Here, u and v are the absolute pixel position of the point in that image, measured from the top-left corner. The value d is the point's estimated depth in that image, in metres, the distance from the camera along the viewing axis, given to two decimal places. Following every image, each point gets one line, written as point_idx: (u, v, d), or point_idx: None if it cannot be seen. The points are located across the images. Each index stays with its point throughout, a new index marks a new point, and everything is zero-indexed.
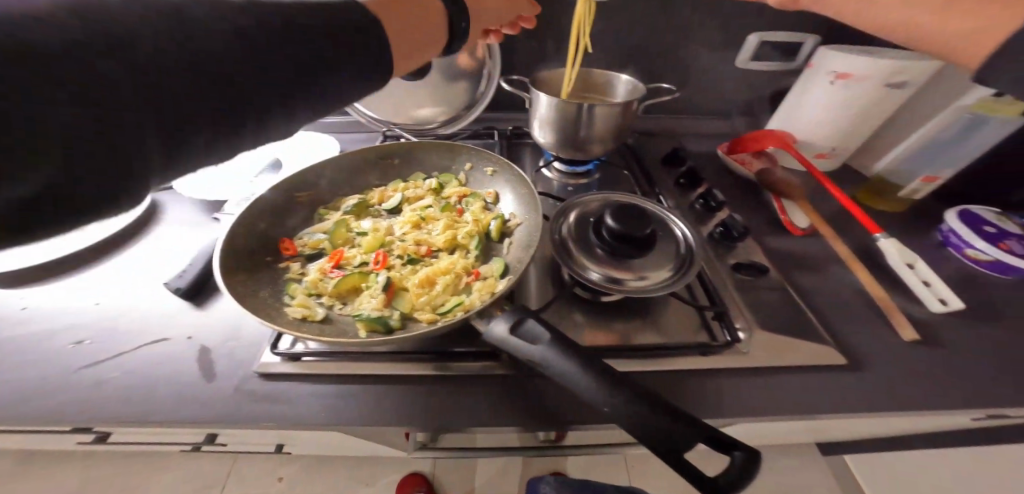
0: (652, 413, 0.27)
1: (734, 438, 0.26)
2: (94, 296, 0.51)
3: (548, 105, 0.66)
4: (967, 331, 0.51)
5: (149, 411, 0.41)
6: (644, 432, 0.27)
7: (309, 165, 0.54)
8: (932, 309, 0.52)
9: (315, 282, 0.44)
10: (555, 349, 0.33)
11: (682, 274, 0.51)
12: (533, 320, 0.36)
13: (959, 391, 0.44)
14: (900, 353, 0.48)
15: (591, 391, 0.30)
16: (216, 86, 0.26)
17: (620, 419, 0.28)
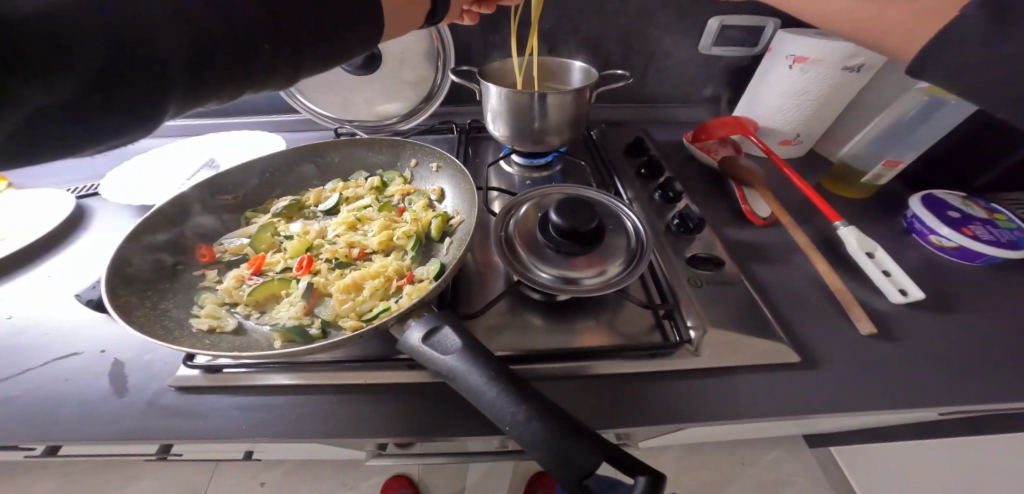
0: (554, 435, 0.25)
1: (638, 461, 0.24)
2: (7, 309, 0.48)
3: (498, 96, 0.62)
4: (927, 322, 0.49)
5: (47, 431, 0.37)
6: (546, 455, 0.25)
7: (233, 167, 0.52)
8: (892, 300, 0.50)
9: (230, 291, 0.42)
10: (465, 360, 0.30)
11: (632, 270, 0.49)
12: (448, 328, 0.33)
13: (916, 387, 0.42)
14: (857, 347, 0.46)
15: (497, 406, 0.28)
16: (128, 71, 0.25)
17: (523, 436, 0.26)
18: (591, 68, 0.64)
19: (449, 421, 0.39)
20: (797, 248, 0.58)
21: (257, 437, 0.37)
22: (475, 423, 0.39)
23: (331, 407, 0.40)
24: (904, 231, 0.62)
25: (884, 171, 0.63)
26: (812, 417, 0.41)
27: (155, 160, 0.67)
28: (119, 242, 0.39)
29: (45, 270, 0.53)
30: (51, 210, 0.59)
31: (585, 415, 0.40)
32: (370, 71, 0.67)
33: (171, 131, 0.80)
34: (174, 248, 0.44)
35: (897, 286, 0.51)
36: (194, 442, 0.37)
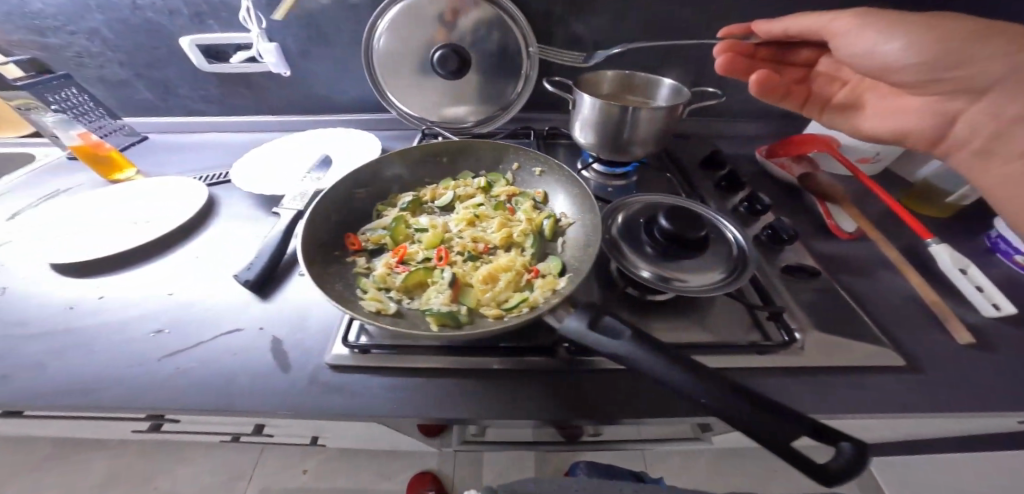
0: (754, 407, 0.28)
1: (840, 430, 0.27)
2: (168, 287, 0.55)
3: (592, 106, 0.65)
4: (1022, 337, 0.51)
5: (230, 399, 0.42)
6: (746, 425, 0.28)
7: (365, 163, 0.56)
8: (985, 314, 0.53)
9: (383, 278, 0.46)
10: (643, 345, 0.33)
11: (736, 276, 0.52)
12: (610, 317, 0.36)
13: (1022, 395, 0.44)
14: (957, 356, 0.48)
15: (685, 385, 0.30)
16: None
17: (718, 410, 0.29)
18: (682, 86, 0.64)
19: (581, 406, 0.43)
20: (883, 262, 0.61)
21: (406, 414, 0.42)
22: (601, 411, 0.43)
23: (474, 392, 0.45)
24: (987, 251, 0.64)
25: (968, 193, 0.65)
26: (922, 419, 0.44)
27: (269, 155, 0.72)
28: (299, 227, 0.45)
29: (191, 252, 0.60)
30: (186, 198, 0.66)
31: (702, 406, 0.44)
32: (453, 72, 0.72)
33: (269, 128, 0.86)
34: (329, 236, 0.49)
35: (990, 301, 0.53)
36: (360, 419, 0.42)
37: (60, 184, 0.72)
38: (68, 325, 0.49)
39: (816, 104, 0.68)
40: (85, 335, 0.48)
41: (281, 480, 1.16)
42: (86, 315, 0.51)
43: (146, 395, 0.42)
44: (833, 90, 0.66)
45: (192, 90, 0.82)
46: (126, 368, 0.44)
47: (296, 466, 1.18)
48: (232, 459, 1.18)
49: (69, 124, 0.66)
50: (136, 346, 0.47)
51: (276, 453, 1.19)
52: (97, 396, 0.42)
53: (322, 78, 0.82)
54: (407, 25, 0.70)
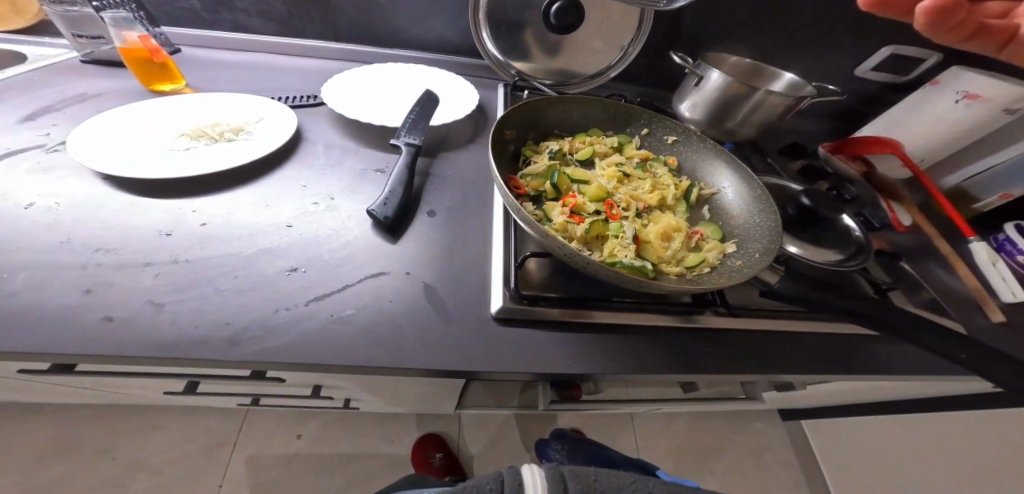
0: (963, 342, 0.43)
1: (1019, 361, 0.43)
2: (283, 218, 0.49)
3: (718, 84, 0.65)
4: None
5: (404, 353, 0.40)
6: None
7: (513, 106, 0.51)
8: (1005, 300, 0.65)
9: (564, 226, 0.44)
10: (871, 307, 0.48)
11: (859, 256, 0.55)
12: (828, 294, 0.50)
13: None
14: (995, 335, 0.60)
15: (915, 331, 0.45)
16: None
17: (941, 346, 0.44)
18: (805, 82, 0.66)
19: (739, 361, 0.48)
20: (931, 252, 0.71)
21: (583, 365, 0.44)
22: (758, 363, 0.48)
23: (637, 350, 0.47)
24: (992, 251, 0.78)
25: (993, 201, 0.77)
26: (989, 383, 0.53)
27: (362, 84, 0.65)
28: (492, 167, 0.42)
29: (294, 181, 0.53)
30: (270, 117, 0.58)
31: (832, 364, 0.49)
32: (559, 28, 0.67)
33: (332, 55, 0.76)
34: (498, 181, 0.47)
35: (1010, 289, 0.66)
36: (540, 373, 0.42)
37: (97, 90, 0.61)
38: (175, 257, 0.43)
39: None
40: (203, 272, 0.42)
41: (273, 447, 1.01)
42: (193, 247, 0.45)
43: (307, 343, 0.39)
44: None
45: (252, 3, 0.71)
46: (273, 310, 0.41)
47: (288, 431, 1.04)
48: (205, 424, 1.01)
49: (129, 23, 0.57)
50: (275, 285, 0.43)
51: (263, 417, 1.05)
52: (255, 343, 0.38)
53: (410, 12, 0.74)
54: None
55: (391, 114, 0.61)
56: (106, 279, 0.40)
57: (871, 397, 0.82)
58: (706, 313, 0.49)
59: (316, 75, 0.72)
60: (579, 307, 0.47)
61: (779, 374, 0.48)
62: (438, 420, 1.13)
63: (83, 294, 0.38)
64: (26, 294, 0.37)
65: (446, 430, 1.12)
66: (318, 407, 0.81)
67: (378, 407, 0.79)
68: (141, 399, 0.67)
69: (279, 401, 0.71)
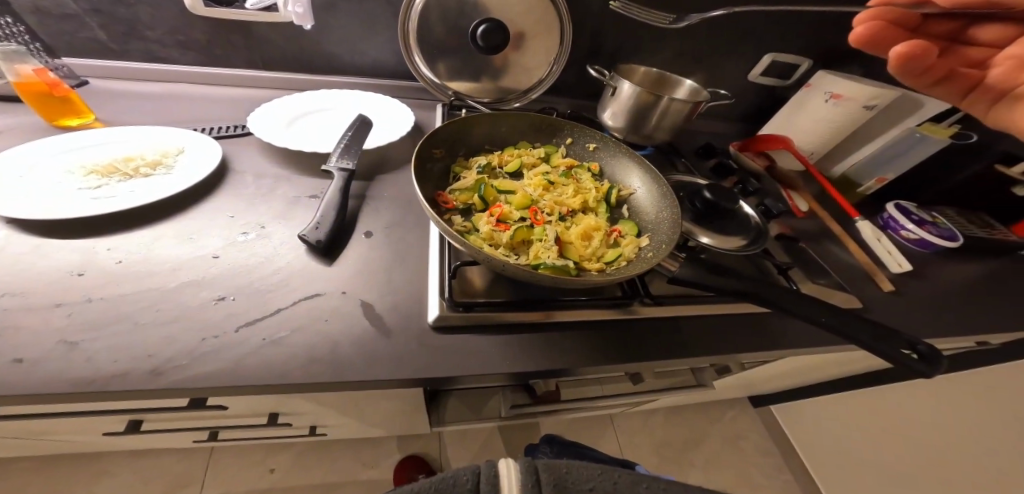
0: (857, 320, 0.44)
1: (918, 338, 0.43)
2: (209, 248, 0.48)
3: (631, 94, 0.72)
4: (911, 287, 0.75)
5: (341, 370, 0.41)
6: (856, 332, 0.44)
7: (439, 125, 0.54)
8: (891, 269, 0.76)
9: (491, 235, 0.47)
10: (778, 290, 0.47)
11: (759, 240, 0.63)
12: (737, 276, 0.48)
13: (917, 323, 0.67)
14: (880, 301, 0.70)
15: (811, 313, 0.45)
16: None
17: (839, 326, 0.44)
18: (702, 87, 0.75)
19: (664, 345, 0.53)
20: (827, 234, 0.82)
21: (524, 364, 0.46)
22: (682, 347, 0.53)
23: (573, 345, 0.50)
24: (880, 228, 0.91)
25: (873, 185, 0.91)
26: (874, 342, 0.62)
27: (293, 110, 0.66)
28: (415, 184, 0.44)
29: (219, 212, 0.53)
30: (191, 149, 0.57)
31: (747, 340, 0.56)
32: (485, 48, 0.72)
33: (263, 83, 0.76)
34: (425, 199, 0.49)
35: (896, 261, 0.77)
36: (480, 374, 0.44)
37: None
38: (90, 295, 0.42)
39: (990, 97, 0.54)
40: (119, 309, 0.41)
41: (240, 484, 0.95)
42: (108, 285, 0.43)
43: (237, 369, 0.39)
44: (1018, 76, 0.51)
45: (168, 32, 0.70)
46: (199, 339, 0.40)
47: (258, 465, 0.99)
48: (160, 467, 0.93)
49: (23, 55, 0.54)
50: (200, 315, 0.42)
51: (228, 455, 0.99)
52: (180, 374, 0.37)
53: (339, 38, 0.76)
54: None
55: (324, 140, 0.62)
56: (9, 322, 0.38)
57: (803, 371, 0.91)
58: (631, 304, 0.54)
59: (244, 103, 0.72)
60: (518, 312, 0.50)
61: (703, 353, 0.53)
62: (418, 440, 1.12)
63: None
64: None
65: (427, 448, 1.11)
66: (286, 438, 0.78)
67: (351, 432, 0.77)
68: (81, 446, 0.62)
69: (238, 435, 0.68)
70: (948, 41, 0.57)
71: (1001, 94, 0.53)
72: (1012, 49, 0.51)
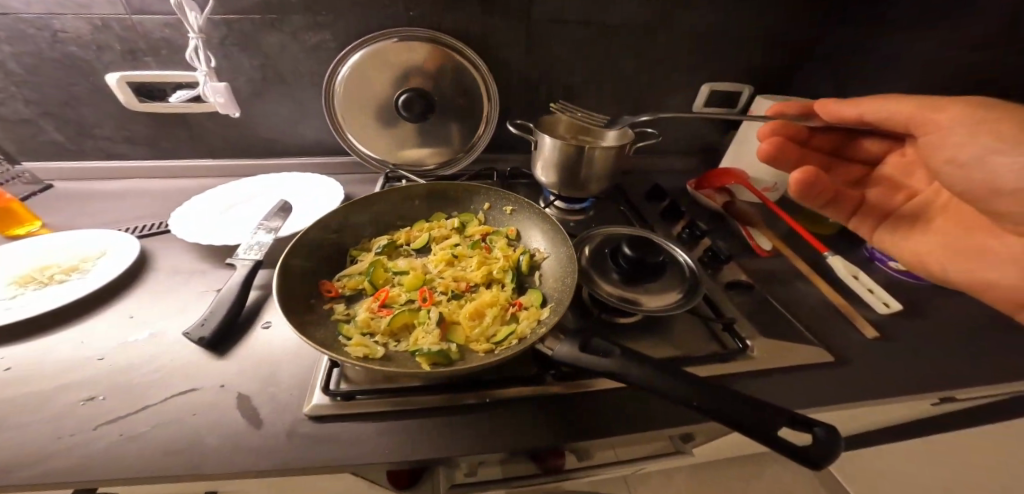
0: (730, 400, 0.34)
1: (811, 417, 0.34)
2: (99, 350, 0.48)
3: (553, 147, 0.72)
4: (906, 329, 0.64)
5: (194, 462, 0.38)
6: (730, 419, 0.33)
7: (340, 207, 0.56)
8: (879, 311, 0.66)
9: (367, 322, 0.45)
10: (634, 361, 0.37)
11: (693, 293, 0.57)
12: (597, 339, 0.40)
13: (915, 375, 0.56)
14: (867, 348, 0.59)
15: (669, 390, 0.35)
16: None
17: (709, 409, 0.33)
18: (627, 128, 0.74)
19: (587, 423, 0.45)
20: (797, 275, 0.73)
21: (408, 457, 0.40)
22: (607, 427, 0.44)
23: (474, 431, 0.43)
24: (868, 260, 0.82)
25: None
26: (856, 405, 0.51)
27: (223, 201, 0.69)
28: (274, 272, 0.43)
29: (121, 313, 0.53)
30: (112, 251, 0.59)
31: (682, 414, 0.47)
32: (412, 116, 0.76)
33: (209, 172, 0.81)
34: (306, 284, 0.48)
35: (881, 300, 0.67)
36: (346, 468, 0.39)
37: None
38: None
39: (872, 218, 0.65)
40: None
41: None
42: None
43: (84, 465, 0.36)
44: (892, 198, 0.64)
45: (115, 130, 0.76)
46: (52, 438, 0.38)
47: None
48: None
49: None
50: (60, 418, 0.40)
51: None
52: (11, 477, 0.35)
53: (277, 123, 0.80)
54: (373, 63, 0.73)
55: (242, 230, 0.64)
56: None
57: None
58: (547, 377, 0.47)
59: (182, 195, 0.76)
60: (406, 395, 0.45)
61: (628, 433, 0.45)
62: None
63: None
64: None
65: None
66: None
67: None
68: None
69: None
70: (833, 157, 0.70)
71: (875, 213, 0.65)
72: (883, 170, 0.66)
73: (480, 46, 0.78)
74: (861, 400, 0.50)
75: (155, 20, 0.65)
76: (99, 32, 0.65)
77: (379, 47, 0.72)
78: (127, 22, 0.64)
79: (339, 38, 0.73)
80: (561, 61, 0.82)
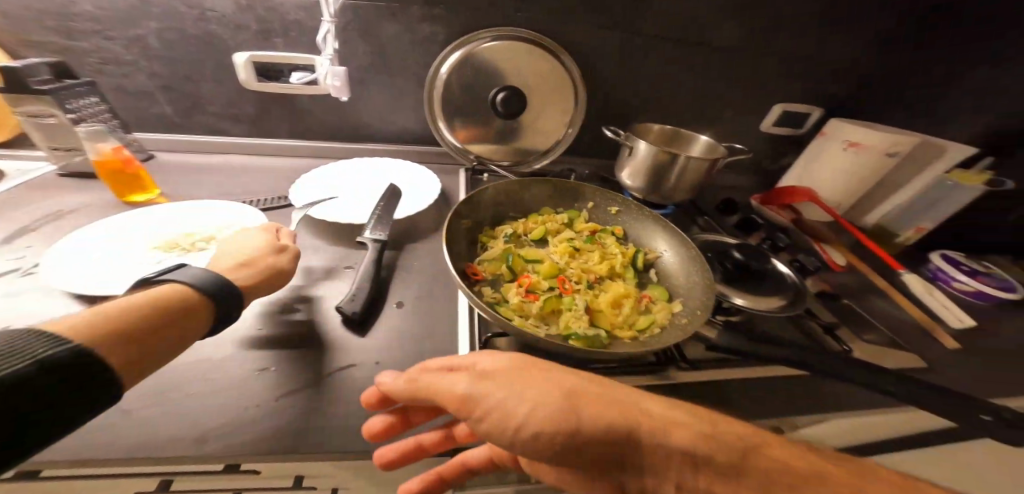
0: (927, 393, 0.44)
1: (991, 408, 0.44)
2: (254, 321, 0.50)
3: (647, 154, 0.75)
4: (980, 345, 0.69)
5: (373, 439, 0.40)
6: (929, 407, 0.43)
7: (479, 191, 0.60)
8: (954, 326, 0.70)
9: (522, 306, 0.48)
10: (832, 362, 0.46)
11: (795, 303, 0.59)
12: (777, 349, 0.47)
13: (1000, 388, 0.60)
14: (952, 361, 0.64)
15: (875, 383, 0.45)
16: None
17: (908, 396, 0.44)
18: (718, 143, 0.78)
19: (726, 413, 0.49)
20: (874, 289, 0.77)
21: None
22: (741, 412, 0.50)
23: None
24: (928, 280, 0.86)
25: (911, 235, 0.91)
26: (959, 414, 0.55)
27: (332, 182, 0.72)
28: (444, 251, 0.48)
29: None
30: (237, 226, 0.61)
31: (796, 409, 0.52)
32: (510, 113, 0.79)
33: (305, 153, 0.83)
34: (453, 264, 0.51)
35: (956, 316, 0.71)
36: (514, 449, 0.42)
37: (78, 203, 0.66)
38: None
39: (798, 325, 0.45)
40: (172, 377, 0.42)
41: None
42: None
43: (278, 437, 0.39)
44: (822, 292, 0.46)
45: (223, 107, 0.78)
46: (243, 408, 0.41)
47: None
48: None
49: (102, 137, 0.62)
50: (245, 386, 0.43)
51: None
52: (220, 448, 0.37)
53: (376, 110, 0.83)
54: (483, 54, 0.75)
55: (361, 208, 0.68)
56: None
57: None
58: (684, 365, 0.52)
59: (286, 174, 0.79)
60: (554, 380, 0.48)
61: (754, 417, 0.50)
62: None
63: None
64: None
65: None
66: None
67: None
68: None
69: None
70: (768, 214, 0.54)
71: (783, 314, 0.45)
72: None
73: (581, 51, 0.81)
74: None
75: (293, 1, 0.68)
76: (240, 12, 0.67)
77: (486, 44, 0.74)
78: (268, 3, 0.67)
79: (453, 34, 0.75)
80: (653, 71, 0.85)
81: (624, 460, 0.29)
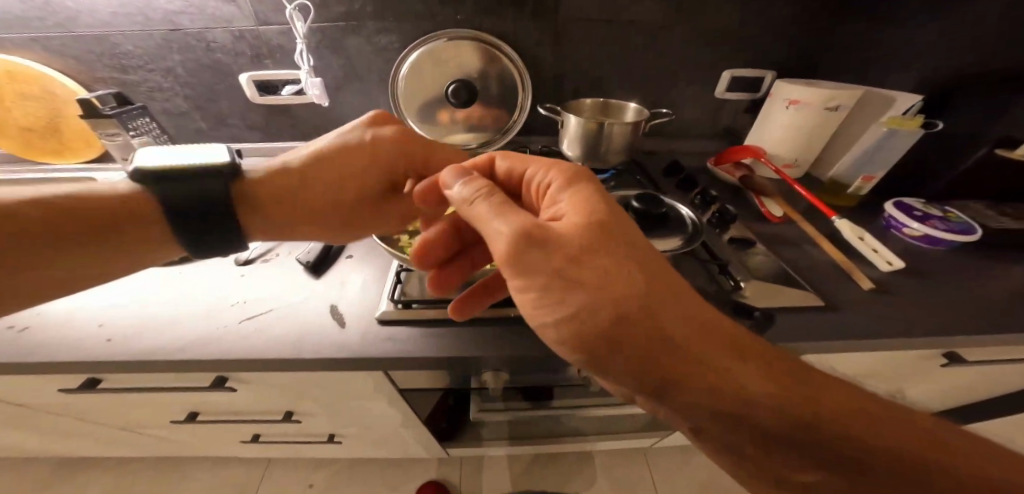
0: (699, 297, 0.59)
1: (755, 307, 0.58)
2: (240, 270, 0.68)
3: (576, 125, 0.84)
4: (909, 285, 0.69)
5: (298, 350, 0.54)
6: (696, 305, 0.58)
7: None
8: (883, 269, 0.71)
9: None
10: None
11: (691, 241, 0.66)
12: None
13: (908, 321, 0.61)
14: (864, 298, 0.65)
15: None
16: None
17: None
18: (643, 108, 0.86)
19: None
20: (808, 239, 0.80)
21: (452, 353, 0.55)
22: None
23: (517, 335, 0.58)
24: (884, 228, 0.86)
25: (861, 184, 0.90)
26: (846, 343, 0.58)
27: None
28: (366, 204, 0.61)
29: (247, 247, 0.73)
30: None
31: None
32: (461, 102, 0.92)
33: (306, 150, 1.04)
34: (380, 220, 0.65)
35: (885, 259, 0.72)
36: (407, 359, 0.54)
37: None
38: (156, 302, 0.61)
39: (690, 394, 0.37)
40: (168, 310, 0.59)
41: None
42: (171, 292, 0.63)
43: (230, 349, 0.54)
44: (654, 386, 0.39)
45: (240, 119, 1.00)
46: (214, 328, 0.57)
47: (301, 480, 1.23)
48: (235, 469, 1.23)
49: None
50: (222, 314, 0.59)
51: (280, 468, 1.26)
52: (193, 352, 0.54)
53: (353, 111, 1.00)
54: (429, 54, 0.89)
55: None
56: (112, 318, 0.58)
57: None
58: None
59: None
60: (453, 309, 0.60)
61: None
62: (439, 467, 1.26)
63: (97, 326, 0.57)
64: (50, 329, 0.56)
65: (449, 473, 1.25)
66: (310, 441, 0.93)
67: (366, 439, 0.91)
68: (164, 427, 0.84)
69: (278, 430, 0.87)
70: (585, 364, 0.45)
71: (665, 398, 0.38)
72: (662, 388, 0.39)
73: (518, 41, 0.91)
74: (845, 337, 0.58)
75: (273, 29, 0.86)
76: (236, 41, 0.87)
77: (434, 45, 0.88)
78: (256, 32, 0.86)
79: (403, 39, 0.90)
80: (589, 52, 0.94)
81: (654, 383, 0.34)
